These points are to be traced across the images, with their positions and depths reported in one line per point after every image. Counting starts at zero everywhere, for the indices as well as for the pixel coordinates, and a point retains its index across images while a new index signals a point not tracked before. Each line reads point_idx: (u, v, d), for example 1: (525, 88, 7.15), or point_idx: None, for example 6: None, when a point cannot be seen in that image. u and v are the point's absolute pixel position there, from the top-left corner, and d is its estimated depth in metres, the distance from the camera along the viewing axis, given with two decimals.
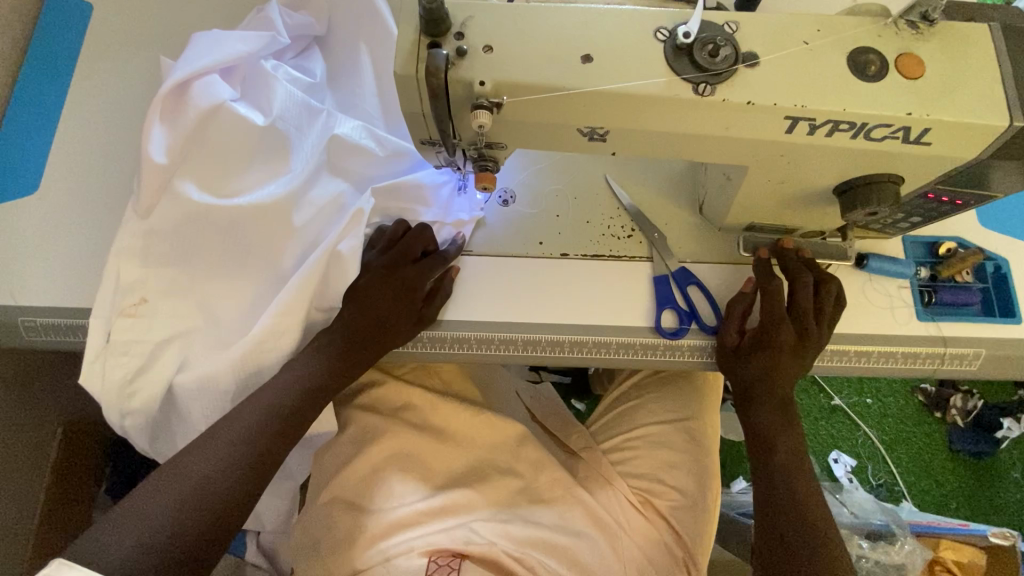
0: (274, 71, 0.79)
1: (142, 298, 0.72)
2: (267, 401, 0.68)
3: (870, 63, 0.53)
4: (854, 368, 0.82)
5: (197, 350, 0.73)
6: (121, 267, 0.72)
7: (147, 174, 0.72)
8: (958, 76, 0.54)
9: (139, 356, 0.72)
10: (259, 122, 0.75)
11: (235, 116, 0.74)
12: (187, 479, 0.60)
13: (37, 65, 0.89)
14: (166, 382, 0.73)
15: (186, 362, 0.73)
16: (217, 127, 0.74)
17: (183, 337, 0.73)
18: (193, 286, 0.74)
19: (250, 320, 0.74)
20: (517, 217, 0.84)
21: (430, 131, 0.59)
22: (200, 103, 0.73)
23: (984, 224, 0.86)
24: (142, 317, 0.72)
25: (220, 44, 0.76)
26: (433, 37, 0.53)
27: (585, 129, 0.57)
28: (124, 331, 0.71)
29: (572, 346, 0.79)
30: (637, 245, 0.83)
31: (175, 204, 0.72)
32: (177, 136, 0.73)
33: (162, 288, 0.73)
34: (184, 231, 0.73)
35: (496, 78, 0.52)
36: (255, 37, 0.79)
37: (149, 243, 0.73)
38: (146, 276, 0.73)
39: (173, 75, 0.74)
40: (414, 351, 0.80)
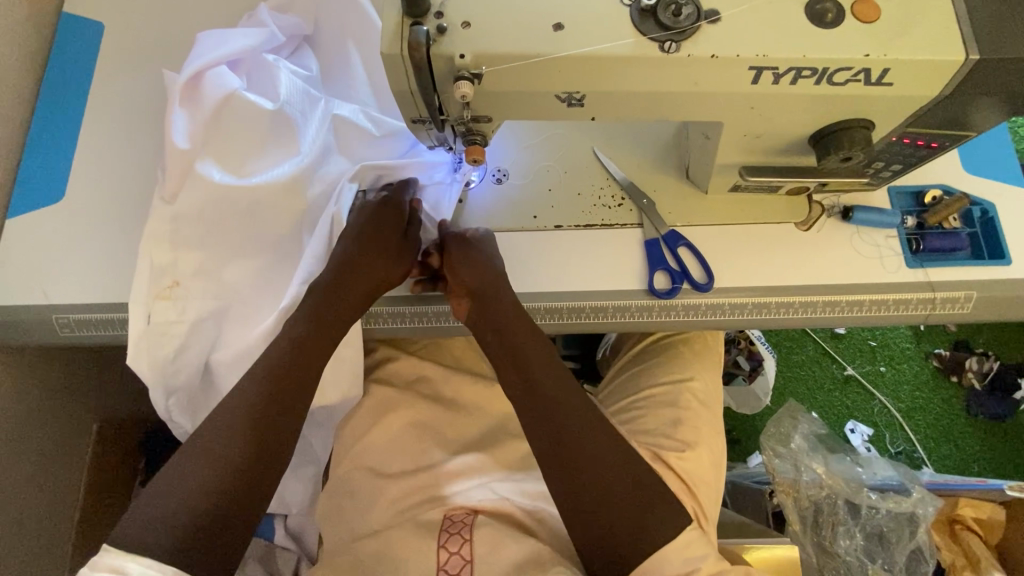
0: (274, 61, 0.84)
1: (175, 281, 0.78)
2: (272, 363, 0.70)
3: (827, 11, 0.56)
4: (847, 319, 0.84)
5: (230, 327, 0.80)
6: (153, 253, 0.78)
7: (170, 160, 0.79)
8: (914, 16, 0.56)
9: (178, 336, 0.78)
10: (267, 107, 0.81)
11: (245, 103, 0.80)
12: (208, 452, 0.64)
13: (54, 85, 0.95)
14: (203, 358, 0.80)
15: (221, 340, 0.80)
16: (230, 113, 0.80)
17: (215, 317, 0.80)
18: (221, 267, 0.80)
19: (277, 295, 0.81)
20: (510, 194, 0.88)
21: (418, 109, 0.64)
22: (212, 94, 0.79)
23: (971, 173, 0.88)
24: (177, 299, 0.78)
25: (226, 40, 0.83)
26: (414, 18, 0.57)
27: (563, 95, 0.61)
28: (161, 313, 0.77)
29: (571, 312, 0.83)
30: (627, 213, 0.87)
31: (198, 186, 0.78)
32: (195, 126, 0.79)
33: (193, 270, 0.79)
34: (208, 213, 0.79)
35: (474, 51, 0.57)
36: (254, 33, 0.85)
37: (178, 228, 0.79)
38: (177, 260, 0.78)
39: (186, 69, 0.80)
40: (420, 326, 0.85)
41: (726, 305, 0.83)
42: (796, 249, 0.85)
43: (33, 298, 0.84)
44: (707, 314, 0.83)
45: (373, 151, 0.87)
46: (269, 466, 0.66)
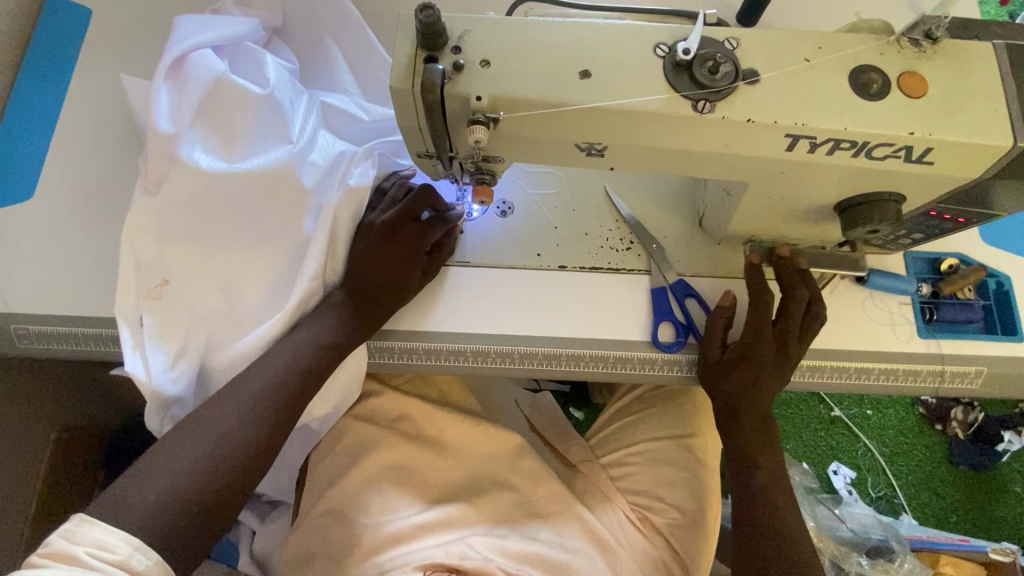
0: (259, 47, 0.79)
1: (163, 280, 0.72)
2: (281, 357, 0.69)
3: (872, 82, 0.53)
4: (854, 386, 0.81)
5: (225, 329, 0.74)
6: (137, 248, 0.71)
7: (153, 146, 0.71)
8: (961, 97, 0.53)
9: (174, 338, 0.71)
10: (257, 91, 0.75)
11: (236, 86, 0.74)
12: (208, 431, 0.62)
13: (32, 73, 0.89)
14: (198, 360, 0.72)
15: (216, 343, 0.74)
16: (219, 98, 0.74)
17: (207, 319, 0.73)
18: (211, 262, 0.73)
19: (273, 292, 0.75)
20: (514, 230, 0.84)
21: (426, 144, 0.59)
22: (197, 74, 0.72)
23: (988, 243, 0.85)
24: (167, 298, 0.72)
25: (208, 25, 0.76)
26: (429, 51, 0.52)
27: (583, 145, 0.57)
28: (153, 315, 0.71)
29: (569, 359, 0.79)
30: (635, 258, 0.83)
31: (185, 174, 0.71)
32: (181, 106, 0.72)
33: (181, 266, 0.73)
34: (195, 204, 0.72)
35: (493, 93, 0.52)
36: (238, 21, 0.79)
37: (163, 223, 0.72)
38: (162, 256, 0.72)
39: (169, 49, 0.73)
40: (409, 364, 0.79)
41: None
42: None
43: None
44: None
45: (361, 139, 0.83)
46: (257, 466, 0.64)
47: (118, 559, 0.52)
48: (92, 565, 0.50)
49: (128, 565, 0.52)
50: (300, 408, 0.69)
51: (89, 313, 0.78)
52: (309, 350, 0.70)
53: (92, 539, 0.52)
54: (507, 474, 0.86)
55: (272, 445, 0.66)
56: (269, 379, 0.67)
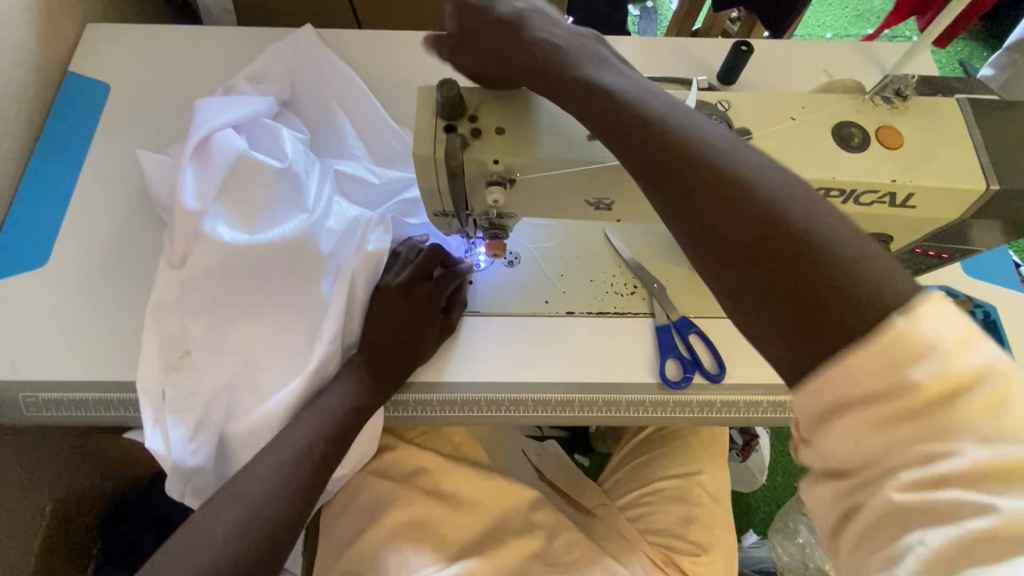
0: (276, 123, 0.83)
1: (185, 350, 0.73)
2: (306, 424, 0.71)
3: (854, 135, 0.58)
4: None
5: (247, 396, 0.74)
6: (161, 322, 0.73)
7: (179, 223, 0.74)
8: (934, 145, 0.59)
9: (194, 411, 0.72)
10: (276, 166, 0.78)
11: (256, 162, 0.77)
12: (242, 500, 0.65)
13: (48, 146, 0.93)
14: (219, 431, 0.73)
15: (235, 412, 0.74)
16: (240, 174, 0.77)
17: (227, 388, 0.73)
18: (232, 331, 0.74)
19: (292, 359, 0.75)
20: (522, 278, 0.87)
21: (442, 203, 0.62)
22: (221, 155, 0.76)
23: (970, 275, 0.90)
24: (188, 370, 0.73)
25: (229, 108, 0.81)
26: (449, 120, 0.57)
27: (592, 200, 0.61)
28: (176, 387, 0.72)
29: (583, 404, 0.81)
30: (640, 302, 0.86)
31: (207, 248, 0.73)
32: (206, 185, 0.75)
33: (201, 337, 0.73)
34: (216, 277, 0.74)
35: (509, 156, 0.56)
36: (256, 100, 0.84)
37: (186, 297, 0.74)
38: (184, 329, 0.74)
39: (193, 134, 0.78)
40: (425, 415, 0.81)
41: (739, 402, 0.82)
42: None
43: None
44: (721, 411, 0.83)
45: (373, 202, 0.86)
46: (289, 531, 0.67)
47: None
48: None
49: None
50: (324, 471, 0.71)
51: (102, 377, 0.78)
52: (335, 413, 0.72)
53: None
54: (521, 524, 0.86)
55: (302, 510, 0.68)
56: (296, 447, 0.70)
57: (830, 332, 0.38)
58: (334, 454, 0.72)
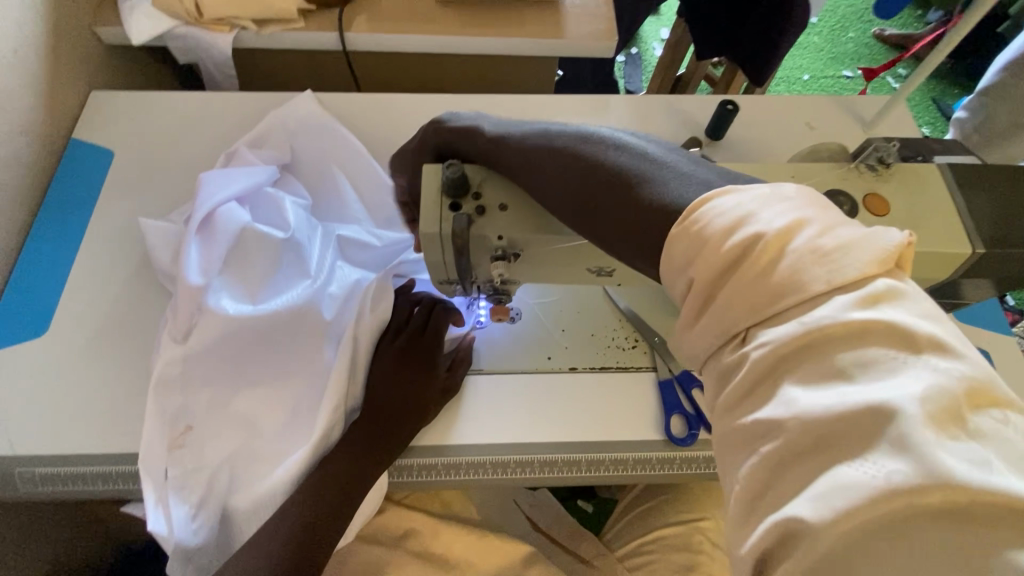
0: (277, 193, 0.85)
1: (188, 425, 0.73)
2: (310, 496, 0.70)
3: (842, 203, 0.60)
4: None
5: (249, 470, 0.73)
6: (163, 398, 0.73)
7: (184, 298, 0.75)
8: (920, 211, 0.61)
9: (198, 487, 0.71)
10: (279, 236, 0.80)
11: (259, 235, 0.79)
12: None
13: (53, 213, 0.94)
14: (220, 506, 0.71)
15: (238, 485, 0.72)
16: (244, 247, 0.79)
17: (229, 462, 0.72)
18: (236, 402, 0.74)
19: (296, 428, 0.74)
20: (523, 335, 0.87)
21: (448, 274, 0.63)
22: (225, 228, 0.78)
23: (962, 320, 0.92)
24: (190, 445, 0.72)
25: (232, 180, 0.83)
26: (453, 198, 0.58)
27: (594, 268, 0.62)
28: (179, 463, 0.71)
29: (590, 464, 0.81)
30: (641, 355, 0.87)
31: (211, 321, 0.73)
32: (211, 259, 0.77)
33: (205, 410, 0.74)
34: (220, 349, 0.74)
35: (512, 232, 0.58)
36: (257, 170, 0.86)
37: (190, 370, 0.74)
38: (187, 403, 0.74)
39: (198, 209, 0.80)
40: (430, 480, 0.80)
41: None
42: None
43: None
44: None
45: (373, 263, 0.86)
46: None
47: None
48: None
49: None
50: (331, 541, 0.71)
51: (99, 451, 0.76)
52: (340, 482, 0.71)
53: None
54: None
55: None
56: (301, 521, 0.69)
57: (690, 257, 0.42)
58: (339, 525, 0.71)
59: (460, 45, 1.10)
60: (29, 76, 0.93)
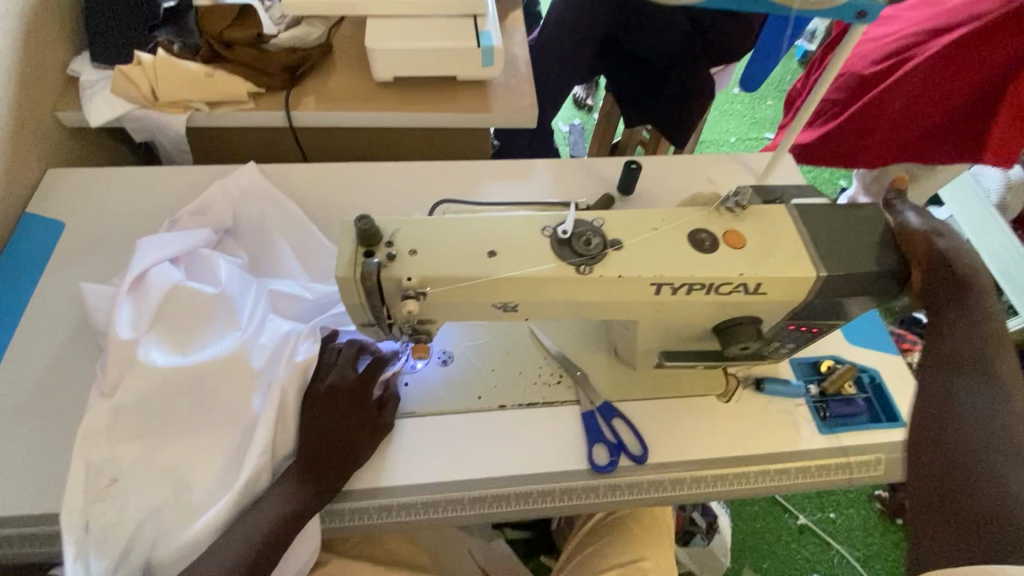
0: (212, 252, 0.91)
1: (113, 478, 0.75)
2: (236, 542, 0.72)
3: (705, 239, 0.71)
4: (777, 486, 0.90)
5: (171, 522, 0.75)
6: (88, 452, 0.75)
7: (113, 353, 0.77)
8: (772, 243, 0.72)
9: (117, 542, 0.73)
10: (210, 291, 0.84)
11: (190, 290, 0.83)
12: None
13: (2, 282, 0.98)
14: (143, 559, 0.74)
15: (160, 537, 0.74)
16: (175, 301, 0.82)
17: (153, 514, 0.75)
18: (163, 455, 0.77)
19: (221, 476, 0.77)
20: (455, 377, 0.93)
21: (366, 316, 0.70)
22: (158, 286, 0.82)
23: (853, 342, 1.02)
24: (115, 497, 0.75)
25: (169, 244, 0.89)
26: (366, 247, 0.66)
27: (499, 304, 0.70)
28: (101, 517, 0.73)
29: (517, 498, 0.84)
30: (566, 390, 0.93)
31: (139, 374, 0.77)
32: (142, 315, 0.80)
33: (131, 463, 0.76)
34: (147, 402, 0.77)
35: (419, 274, 0.65)
36: (194, 235, 0.93)
37: (118, 423, 0.76)
38: (114, 456, 0.76)
39: (132, 269, 0.84)
40: (362, 524, 0.82)
41: (665, 480, 0.87)
42: (720, 420, 0.92)
43: None
44: (650, 491, 0.87)
45: (306, 316, 0.93)
46: None
47: None
48: None
49: None
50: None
51: (25, 512, 0.77)
52: (269, 526, 0.74)
53: None
54: None
55: None
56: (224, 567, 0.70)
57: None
58: (261, 573, 0.73)
59: (401, 119, 1.23)
60: None
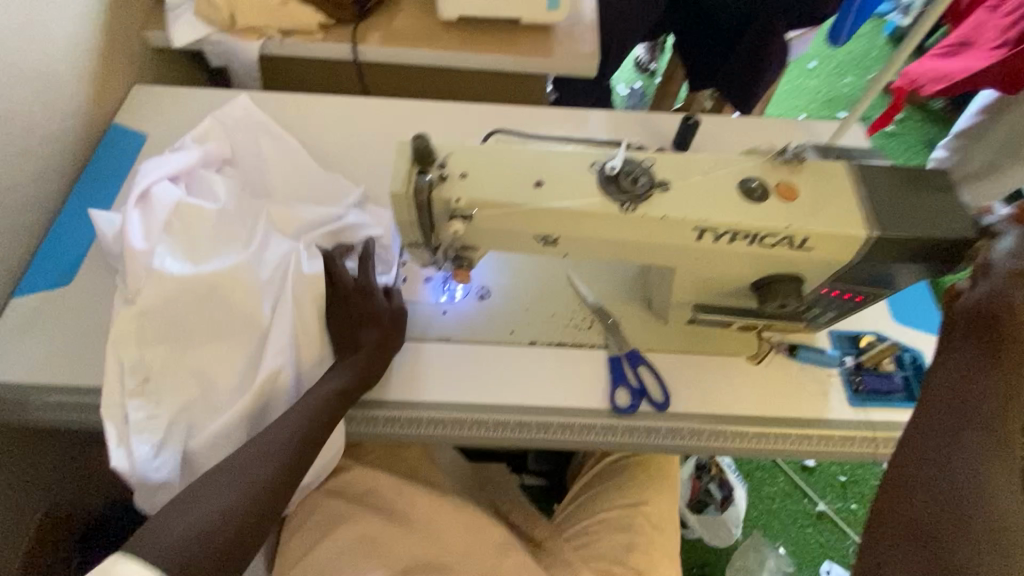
0: (210, 175, 0.95)
1: (145, 377, 0.82)
2: (286, 424, 0.77)
3: (755, 189, 0.70)
4: (797, 451, 0.90)
5: (202, 416, 0.83)
6: (121, 354, 0.82)
7: (129, 263, 0.83)
8: (825, 199, 0.70)
9: (156, 431, 0.80)
10: (212, 208, 0.89)
11: (192, 207, 0.88)
12: (224, 490, 0.70)
13: (93, 179, 1.06)
14: (181, 447, 0.82)
15: (194, 430, 0.82)
16: (179, 217, 0.88)
17: (185, 410, 0.83)
18: (184, 359, 0.84)
19: (241, 378, 0.84)
20: (491, 311, 0.96)
21: (415, 234, 0.73)
22: (163, 205, 0.88)
23: (897, 321, 0.99)
24: (149, 394, 0.82)
25: (170, 167, 0.94)
26: (420, 167, 0.69)
27: (540, 236, 0.72)
28: (138, 410, 0.81)
29: (539, 427, 0.88)
30: (596, 335, 0.95)
31: (155, 282, 0.83)
32: (153, 230, 0.86)
33: (158, 365, 0.83)
34: (165, 309, 0.83)
35: (468, 196, 0.68)
36: (192, 158, 0.97)
37: (142, 328, 0.83)
38: (144, 358, 0.83)
39: (137, 190, 0.89)
40: (393, 431, 0.88)
41: (685, 430, 0.89)
42: (748, 380, 0.92)
43: (17, 375, 0.86)
44: (668, 438, 0.89)
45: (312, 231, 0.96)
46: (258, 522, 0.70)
47: None
48: None
49: None
50: (296, 469, 0.75)
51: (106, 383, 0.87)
52: (313, 412, 0.79)
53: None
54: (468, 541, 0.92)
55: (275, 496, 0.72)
56: (275, 443, 0.75)
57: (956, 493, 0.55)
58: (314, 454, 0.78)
59: (460, 60, 1.24)
60: (84, 66, 1.08)
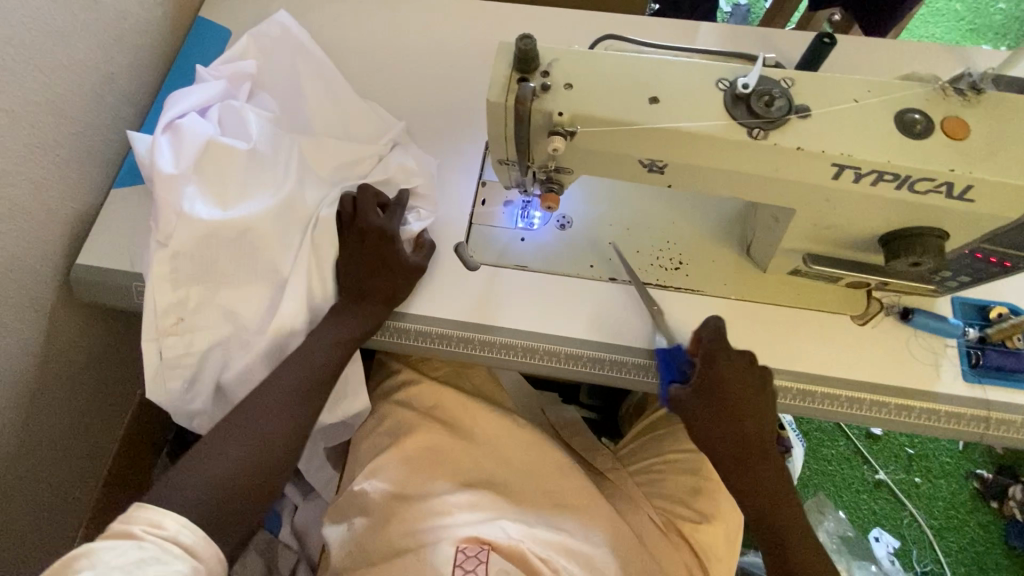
0: (240, 105, 0.88)
1: (179, 318, 0.80)
2: (302, 363, 0.79)
3: (916, 123, 0.59)
4: (893, 422, 0.83)
5: (235, 352, 0.82)
6: (156, 294, 0.79)
7: (159, 202, 0.79)
8: (1003, 139, 0.58)
9: (189, 364, 0.81)
10: (241, 146, 0.84)
11: (221, 145, 0.83)
12: (252, 434, 0.75)
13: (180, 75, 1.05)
14: (214, 378, 0.83)
15: (226, 364, 0.83)
16: (208, 155, 0.83)
17: (218, 345, 0.82)
18: (213, 299, 0.81)
19: (264, 321, 0.82)
20: (572, 241, 0.91)
21: (507, 151, 0.68)
22: (192, 140, 0.82)
23: None
24: (184, 334, 0.81)
25: (197, 97, 0.87)
26: (522, 73, 0.62)
27: (646, 161, 0.65)
28: (172, 348, 0.80)
29: (613, 364, 0.85)
30: (684, 278, 0.88)
31: (186, 224, 0.79)
32: (183, 167, 0.81)
33: (193, 304, 0.81)
34: (196, 253, 0.80)
35: (572, 110, 0.61)
36: (216, 86, 0.89)
37: (175, 270, 0.80)
38: (177, 299, 0.80)
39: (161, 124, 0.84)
40: (464, 352, 0.87)
41: None
42: (849, 342, 0.84)
43: (118, 263, 0.89)
44: None
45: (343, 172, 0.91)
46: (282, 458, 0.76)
47: (168, 534, 0.64)
48: (147, 538, 0.62)
49: (178, 539, 0.64)
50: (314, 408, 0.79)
51: None
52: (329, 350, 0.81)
53: (148, 519, 0.64)
54: (528, 467, 0.93)
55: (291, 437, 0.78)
56: (288, 385, 0.78)
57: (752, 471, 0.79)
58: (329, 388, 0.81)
59: None
60: None
